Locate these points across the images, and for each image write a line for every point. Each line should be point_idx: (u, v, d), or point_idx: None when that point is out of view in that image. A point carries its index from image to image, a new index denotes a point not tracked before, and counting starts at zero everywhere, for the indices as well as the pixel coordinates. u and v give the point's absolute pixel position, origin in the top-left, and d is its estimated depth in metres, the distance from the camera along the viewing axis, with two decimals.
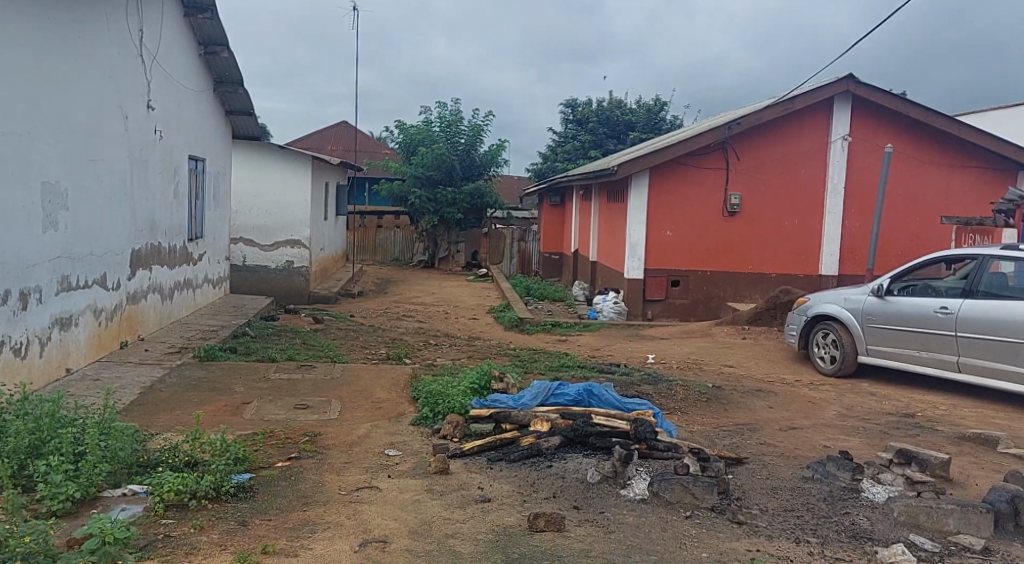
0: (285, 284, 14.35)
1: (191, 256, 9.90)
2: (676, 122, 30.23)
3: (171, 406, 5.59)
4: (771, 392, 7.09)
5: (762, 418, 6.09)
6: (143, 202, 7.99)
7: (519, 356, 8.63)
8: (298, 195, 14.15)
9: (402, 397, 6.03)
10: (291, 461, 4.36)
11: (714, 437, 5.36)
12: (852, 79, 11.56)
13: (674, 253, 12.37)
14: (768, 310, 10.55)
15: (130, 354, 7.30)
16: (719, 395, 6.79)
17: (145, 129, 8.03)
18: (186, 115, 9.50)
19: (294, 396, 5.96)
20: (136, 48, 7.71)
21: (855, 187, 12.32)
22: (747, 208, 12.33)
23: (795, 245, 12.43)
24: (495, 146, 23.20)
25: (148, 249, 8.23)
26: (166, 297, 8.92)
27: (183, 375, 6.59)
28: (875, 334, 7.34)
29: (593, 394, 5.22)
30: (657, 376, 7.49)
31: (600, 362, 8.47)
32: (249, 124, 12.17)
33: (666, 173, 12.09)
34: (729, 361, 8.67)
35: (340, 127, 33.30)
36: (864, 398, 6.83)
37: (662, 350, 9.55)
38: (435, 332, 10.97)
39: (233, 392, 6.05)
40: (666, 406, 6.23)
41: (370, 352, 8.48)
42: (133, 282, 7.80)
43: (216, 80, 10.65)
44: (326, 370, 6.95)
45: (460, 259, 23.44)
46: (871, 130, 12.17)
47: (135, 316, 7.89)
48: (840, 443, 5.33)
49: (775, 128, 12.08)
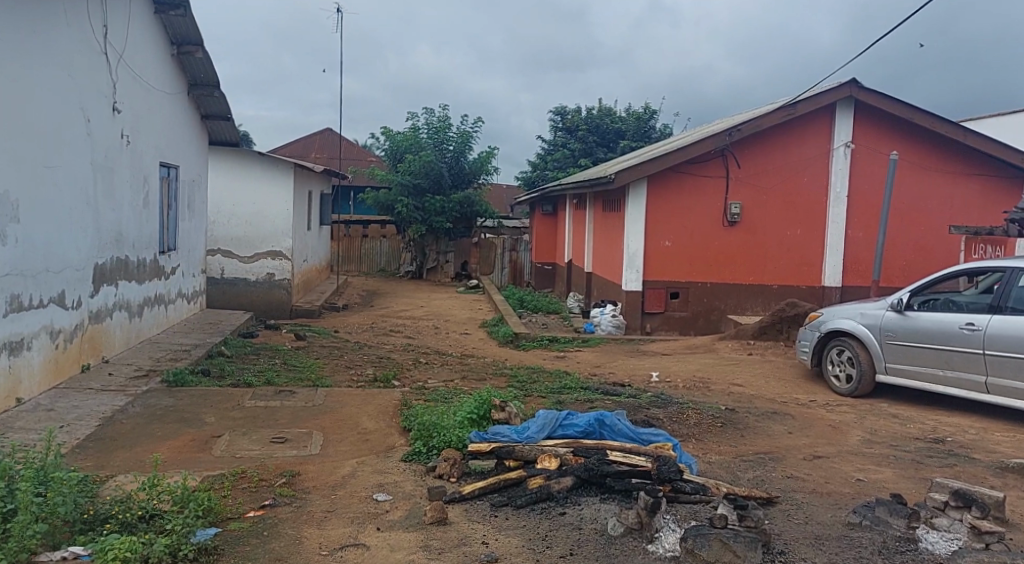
0: (266, 297, 13.73)
1: (162, 270, 9.28)
2: (665, 130, 29.96)
3: (132, 441, 5.00)
4: (787, 414, 6.60)
5: (783, 447, 5.58)
6: (108, 212, 7.40)
7: (517, 375, 8.09)
8: (280, 205, 13.56)
9: (392, 427, 5.46)
10: (265, 510, 3.80)
11: (738, 472, 4.84)
12: (854, 84, 11.21)
13: (673, 264, 11.93)
14: (774, 324, 10.11)
15: (90, 379, 6.67)
16: (734, 420, 6.29)
17: (111, 135, 7.45)
18: (157, 119, 8.91)
19: (271, 428, 5.38)
20: (100, 45, 7.14)
21: (859, 196, 11.96)
22: (747, 217, 11.93)
23: (796, 256, 12.04)
24: (483, 154, 22.71)
25: (114, 264, 7.63)
26: (133, 315, 8.29)
27: (149, 403, 5.99)
28: (894, 352, 6.89)
29: (604, 423, 4.71)
30: (666, 398, 6.97)
31: (602, 381, 7.96)
32: (227, 130, 11.60)
33: (664, 182, 11.67)
34: (738, 380, 8.19)
35: (325, 136, 32.68)
36: (887, 420, 6.36)
37: (665, 367, 9.06)
38: (424, 348, 10.40)
39: (202, 424, 5.47)
40: (680, 435, 5.71)
41: (356, 374, 7.91)
42: (96, 300, 7.19)
43: (191, 83, 10.08)
44: (308, 397, 6.36)
45: (449, 270, 22.86)
46: (874, 137, 11.83)
47: (99, 337, 7.27)
48: (873, 475, 4.82)
49: (775, 135, 11.71)
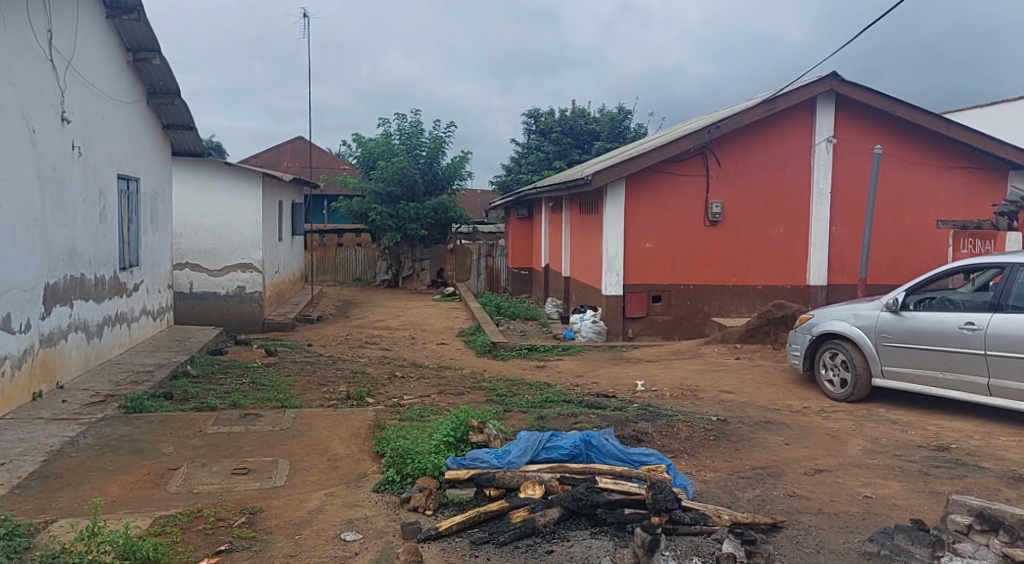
0: (236, 311, 13.25)
1: (123, 287, 8.75)
2: (640, 131, 29.85)
3: (81, 478, 4.45)
4: (783, 423, 6.44)
5: (782, 460, 5.40)
6: (57, 228, 6.89)
7: (497, 387, 7.76)
8: (248, 216, 13.09)
9: (364, 452, 5.07)
10: (219, 557, 3.37)
11: (736, 490, 4.60)
12: (835, 78, 11.09)
13: (656, 267, 11.66)
14: (761, 326, 9.88)
15: (41, 407, 6.12)
16: (728, 432, 6.05)
17: (59, 145, 6.93)
18: (113, 129, 8.43)
19: (234, 457, 4.88)
20: (44, 51, 6.67)
21: (841, 192, 11.83)
22: (730, 216, 11.72)
23: (780, 255, 11.86)
24: (458, 159, 22.34)
25: (68, 283, 7.11)
26: (92, 336, 7.74)
27: (102, 433, 5.41)
28: (890, 353, 6.80)
29: (592, 445, 4.41)
30: (654, 409, 6.68)
31: (585, 392, 7.63)
32: (190, 140, 11.11)
33: (644, 182, 11.41)
34: (727, 386, 7.95)
35: (295, 144, 32.07)
36: (887, 428, 6.29)
37: (651, 374, 8.76)
38: (401, 361, 10.01)
39: (159, 455, 4.92)
40: (671, 451, 5.45)
41: (328, 391, 7.52)
42: (48, 321, 6.65)
43: (150, 91, 9.61)
44: (275, 420, 5.91)
45: (425, 277, 22.53)
46: (855, 132, 11.73)
47: (52, 361, 6.73)
48: (880, 491, 4.66)
49: (755, 131, 11.53)
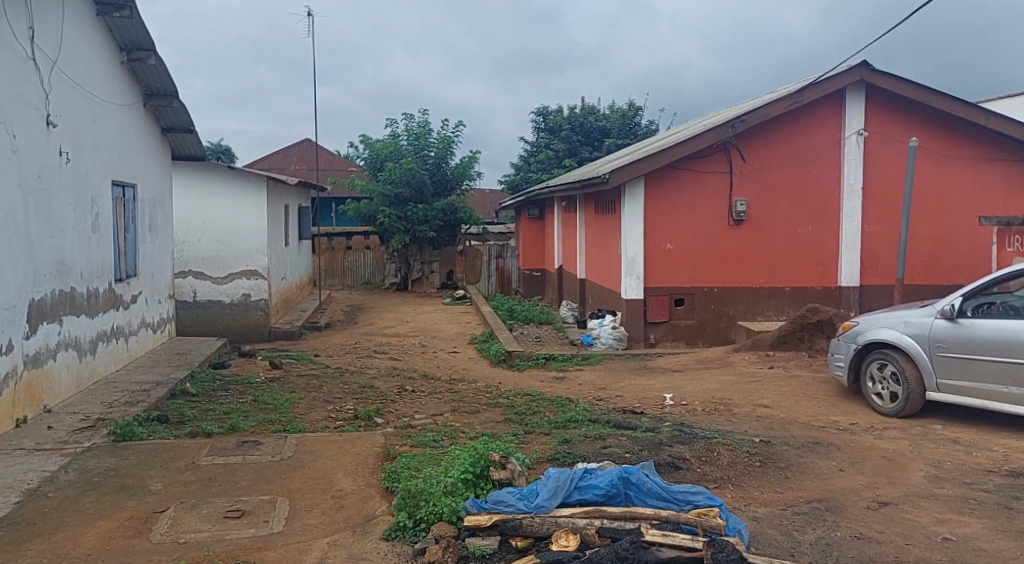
0: (241, 320, 12.79)
1: (119, 300, 8.15)
2: (650, 127, 29.29)
3: (54, 526, 3.77)
4: (831, 445, 5.96)
5: (838, 491, 4.87)
6: (45, 241, 6.11)
7: (515, 404, 7.23)
8: (253, 221, 12.62)
9: (372, 488, 4.53)
10: None
11: (795, 530, 4.06)
12: (865, 67, 10.48)
13: (677, 269, 11.08)
14: (794, 332, 9.32)
15: (23, 436, 5.32)
16: (773, 456, 5.54)
17: (46, 152, 6.15)
18: (105, 133, 7.71)
19: (228, 496, 4.29)
20: (26, 50, 5.81)
21: (873, 188, 11.21)
22: (755, 215, 11.13)
23: (808, 255, 11.26)
24: (467, 159, 21.84)
25: (56, 298, 6.35)
26: (83, 354, 7.05)
27: (85, 467, 4.73)
28: (945, 365, 6.23)
29: (630, 482, 3.85)
30: (689, 429, 6.11)
31: (612, 409, 7.07)
32: (191, 143, 10.61)
33: (665, 180, 10.83)
34: (763, 401, 7.43)
35: (304, 147, 31.77)
36: (947, 449, 5.77)
37: (680, 387, 8.19)
38: (412, 372, 9.49)
39: (146, 495, 4.29)
40: (713, 481, 4.93)
41: (335, 410, 7.01)
42: (34, 340, 5.87)
43: (146, 92, 9.06)
44: (275, 447, 5.38)
45: (435, 280, 22.10)
46: (888, 124, 11.12)
47: (38, 384, 5.94)
48: (960, 530, 4.09)
49: (780, 125, 10.96)
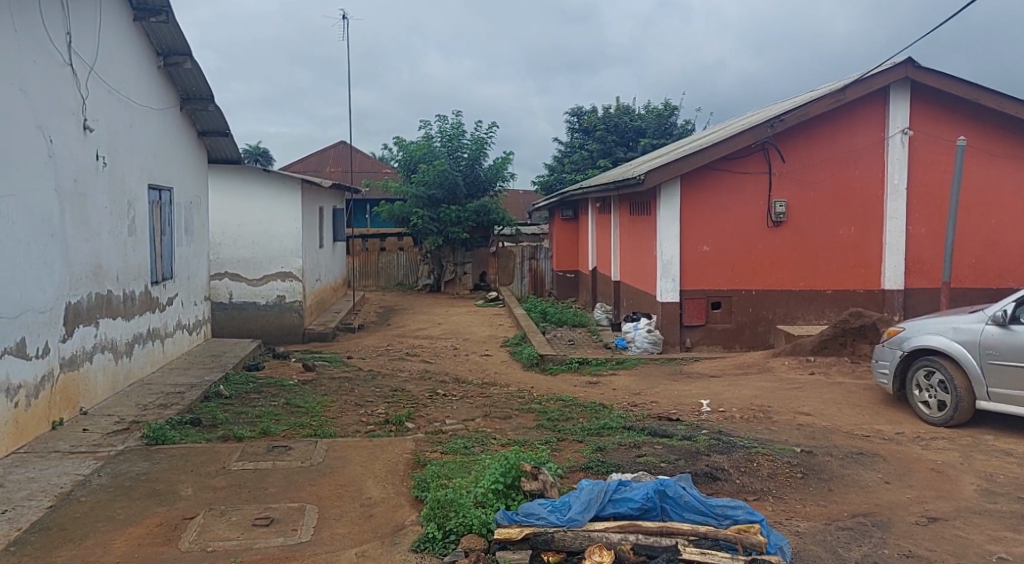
0: (276, 322, 12.93)
1: (155, 302, 8.27)
2: (687, 127, 28.86)
3: (84, 531, 3.79)
4: (877, 456, 5.71)
5: (885, 506, 4.65)
6: (81, 244, 6.21)
7: (547, 409, 7.11)
8: (287, 224, 12.75)
9: (401, 495, 4.47)
10: None
11: (839, 547, 3.87)
12: (911, 64, 10.10)
13: (714, 272, 10.82)
14: (836, 337, 9.03)
15: (59, 439, 5.40)
16: (816, 467, 5.32)
17: (83, 156, 6.24)
18: (142, 137, 7.83)
19: (257, 503, 4.26)
20: (63, 55, 5.90)
21: (920, 188, 10.80)
22: (795, 216, 10.82)
23: (851, 258, 10.91)
24: (500, 160, 21.79)
25: (93, 301, 6.45)
26: (119, 356, 7.15)
27: (117, 471, 4.77)
28: (998, 374, 5.92)
29: (666, 496, 3.72)
30: (727, 438, 5.91)
31: (646, 416, 6.90)
32: (227, 146, 10.74)
33: (701, 181, 10.59)
34: (804, 408, 7.18)
35: (339, 149, 32.18)
36: (1002, 462, 5.48)
37: (717, 393, 7.97)
38: (443, 376, 9.44)
39: (176, 500, 4.29)
40: (752, 493, 4.75)
41: (366, 413, 6.99)
42: (70, 343, 5.96)
43: (183, 96, 9.19)
44: (305, 453, 5.36)
45: (468, 281, 22.12)
46: (935, 122, 10.70)
47: (74, 387, 6.04)
48: (1016, 550, 3.86)
49: (821, 124, 10.63)
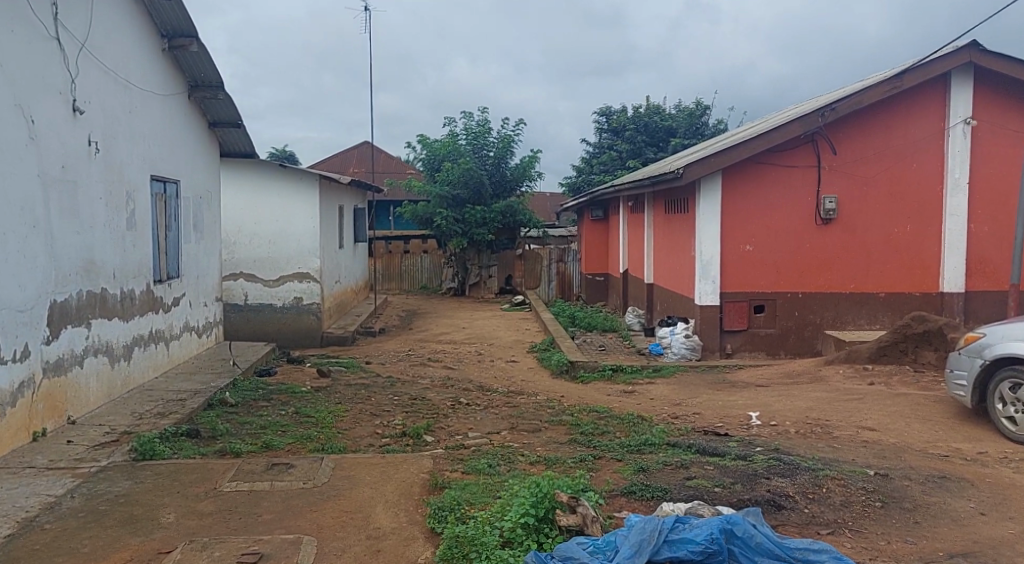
0: (293, 324, 12.43)
1: (159, 302, 7.76)
2: (719, 127, 27.98)
3: None
4: (963, 481, 4.92)
5: (987, 542, 3.88)
6: (69, 236, 5.68)
7: (579, 422, 6.41)
8: (305, 222, 12.24)
9: (414, 526, 3.82)
10: None
11: None
12: (974, 47, 9.27)
13: (757, 273, 10.05)
14: (896, 343, 8.25)
15: (37, 453, 4.87)
16: (895, 494, 4.57)
17: (73, 141, 5.75)
18: (143, 124, 7.35)
19: (245, 534, 3.66)
20: (48, 28, 5.41)
21: (982, 182, 9.92)
22: (845, 213, 10.01)
23: (906, 257, 10.07)
24: (527, 159, 21.16)
25: (83, 300, 5.92)
26: (116, 360, 6.63)
27: (93, 493, 4.22)
28: None
29: (733, 536, 3.02)
30: (787, 458, 5.18)
31: (690, 430, 6.19)
32: (240, 139, 10.28)
33: (744, 176, 9.84)
34: (867, 423, 6.41)
35: (361, 149, 31.72)
36: None
37: (767, 404, 7.22)
38: (466, 383, 8.79)
39: (153, 529, 3.71)
40: (825, 525, 4.01)
41: (382, 425, 6.35)
42: (56, 346, 5.45)
43: (190, 84, 8.71)
44: (308, 471, 4.75)
45: (493, 285, 21.49)
46: (1000, 111, 9.84)
47: (60, 394, 5.51)
48: None
49: (875, 114, 9.83)
